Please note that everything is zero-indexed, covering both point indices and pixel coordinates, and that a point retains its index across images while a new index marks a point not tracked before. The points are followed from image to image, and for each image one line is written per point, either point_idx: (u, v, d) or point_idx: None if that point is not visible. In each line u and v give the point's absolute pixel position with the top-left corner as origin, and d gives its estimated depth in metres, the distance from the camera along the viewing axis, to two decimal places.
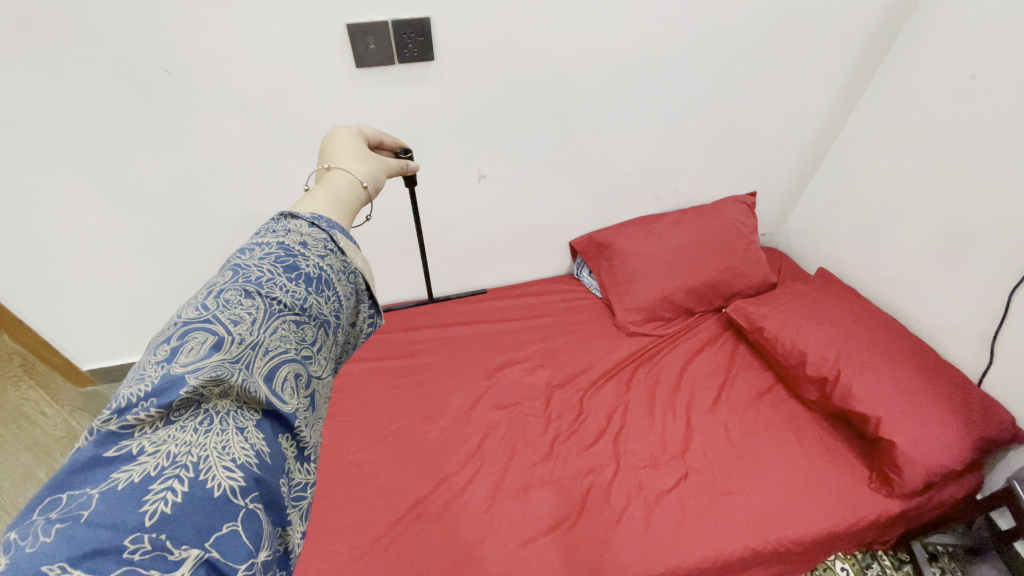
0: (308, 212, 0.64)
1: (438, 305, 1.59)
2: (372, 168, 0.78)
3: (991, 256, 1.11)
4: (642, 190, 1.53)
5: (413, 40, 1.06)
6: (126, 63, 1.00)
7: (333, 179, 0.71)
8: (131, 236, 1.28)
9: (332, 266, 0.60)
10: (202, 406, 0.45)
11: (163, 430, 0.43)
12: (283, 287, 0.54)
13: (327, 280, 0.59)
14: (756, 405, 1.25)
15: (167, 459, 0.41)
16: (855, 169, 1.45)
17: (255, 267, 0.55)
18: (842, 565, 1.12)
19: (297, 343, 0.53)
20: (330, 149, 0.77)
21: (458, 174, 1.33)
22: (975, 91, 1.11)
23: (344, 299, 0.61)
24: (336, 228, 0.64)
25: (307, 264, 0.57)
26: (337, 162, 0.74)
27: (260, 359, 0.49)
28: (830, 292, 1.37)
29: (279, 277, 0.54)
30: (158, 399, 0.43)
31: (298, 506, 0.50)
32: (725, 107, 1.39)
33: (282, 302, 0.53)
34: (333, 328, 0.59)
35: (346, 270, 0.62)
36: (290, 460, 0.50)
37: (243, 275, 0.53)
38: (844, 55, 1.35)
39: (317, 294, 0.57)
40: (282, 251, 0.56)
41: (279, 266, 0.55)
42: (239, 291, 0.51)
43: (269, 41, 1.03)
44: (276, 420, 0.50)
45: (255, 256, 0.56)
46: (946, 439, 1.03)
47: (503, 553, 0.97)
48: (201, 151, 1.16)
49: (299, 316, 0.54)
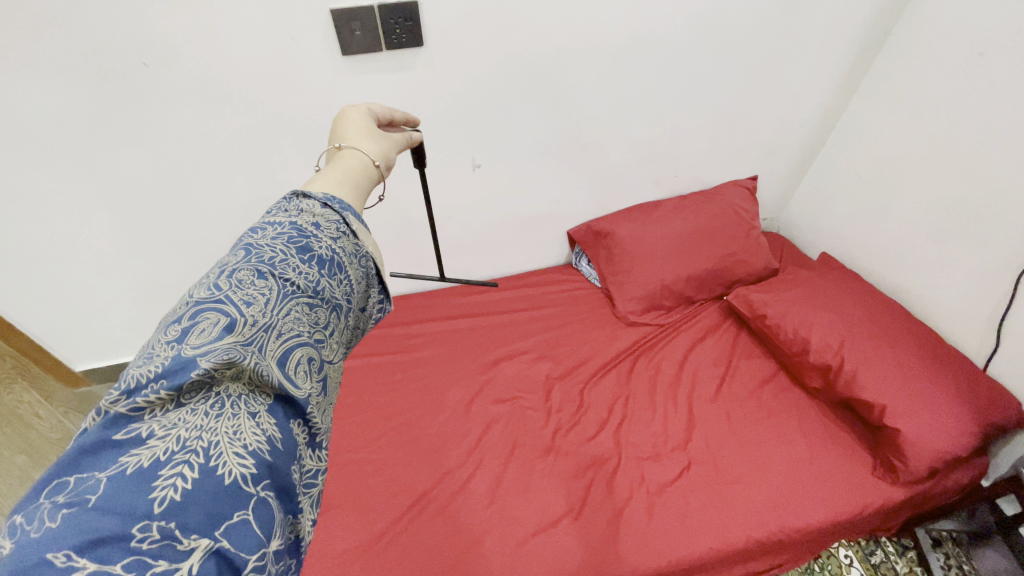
0: (321, 191, 0.63)
1: (435, 297, 1.56)
2: (383, 146, 0.75)
3: (999, 236, 1.10)
4: (641, 177, 1.51)
5: (401, 25, 1.03)
6: (105, 54, 0.97)
7: (344, 160, 0.68)
8: (118, 233, 1.25)
9: (344, 248, 0.57)
10: (213, 389, 0.44)
11: (173, 413, 0.41)
12: (295, 269, 0.52)
13: (339, 263, 0.56)
14: (760, 393, 1.24)
15: (178, 444, 0.39)
16: (857, 152, 1.43)
17: (268, 247, 0.53)
18: (846, 552, 1.14)
19: (310, 326, 0.51)
20: (340, 126, 0.74)
21: (452, 163, 1.31)
22: (982, 70, 1.09)
23: (356, 283, 0.59)
24: (349, 209, 0.62)
25: (320, 245, 0.55)
26: (347, 141, 0.71)
27: (273, 343, 0.47)
28: (834, 279, 1.35)
29: (292, 259, 0.52)
30: (169, 380, 0.41)
31: (308, 493, 0.48)
32: (725, 92, 1.36)
33: (295, 284, 0.51)
34: (345, 311, 0.56)
35: (358, 254, 0.60)
36: (301, 446, 0.48)
37: (256, 256, 0.52)
38: (845, 34, 1.32)
39: (329, 277, 0.55)
40: (294, 231, 0.55)
41: (292, 247, 0.53)
42: (252, 272, 0.50)
43: (253, 28, 1.00)
44: (287, 405, 0.48)
45: (267, 236, 0.54)
46: (951, 424, 1.03)
47: (506, 548, 0.96)
48: (186, 145, 1.13)
49: (312, 299, 0.52)
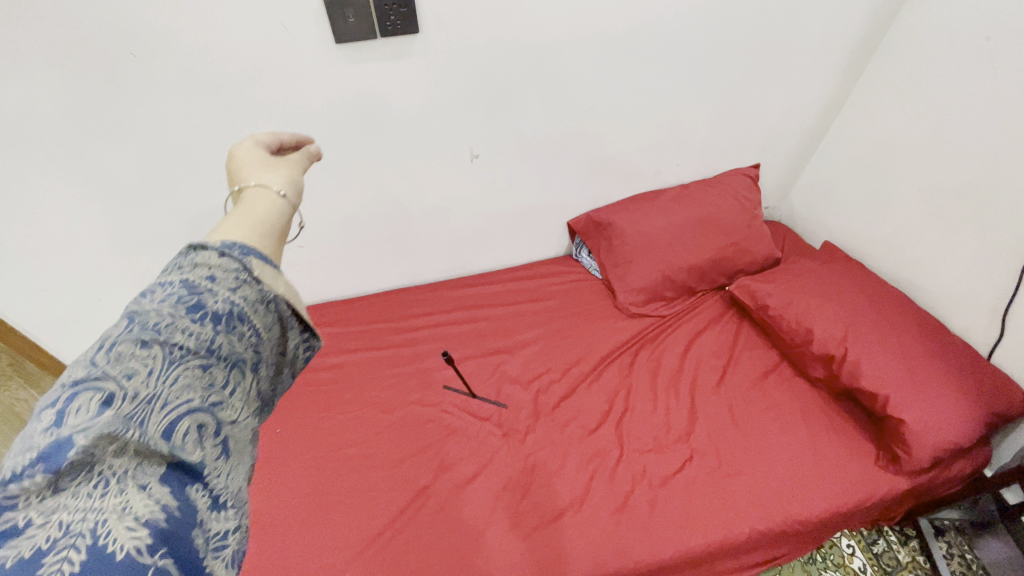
0: (218, 238, 0.50)
1: (432, 291, 1.52)
2: (288, 173, 0.62)
3: (1007, 224, 1.07)
4: (642, 166, 1.47)
5: (395, 12, 1.00)
6: (90, 45, 0.95)
7: (249, 200, 0.56)
8: (108, 228, 1.22)
9: (247, 297, 0.47)
10: (95, 468, 0.37)
11: (53, 500, 0.35)
12: (183, 329, 0.43)
13: (240, 314, 0.47)
14: (761, 384, 1.22)
15: (60, 530, 0.34)
16: (863, 139, 1.40)
17: (150, 310, 0.44)
18: (848, 542, 1.15)
19: (204, 389, 0.43)
20: (233, 169, 0.61)
21: (449, 153, 1.28)
22: (991, 54, 1.07)
23: (266, 331, 0.49)
24: (251, 254, 0.50)
25: (213, 298, 0.45)
26: (248, 180, 0.59)
27: (157, 414, 0.40)
28: (838, 269, 1.33)
29: (180, 320, 0.43)
30: (46, 464, 0.35)
31: (223, 558, 0.41)
32: (727, 78, 1.33)
33: (184, 345, 0.43)
34: (252, 366, 0.48)
35: (265, 299, 0.50)
36: (207, 514, 0.40)
37: (135, 321, 0.43)
38: (851, 16, 1.29)
39: (228, 332, 0.45)
40: (183, 288, 0.45)
41: (179, 305, 0.44)
42: (129, 341, 0.41)
43: (244, 16, 0.97)
44: (185, 472, 0.41)
45: (152, 297, 0.45)
46: (955, 414, 1.02)
47: (508, 541, 0.96)
48: (177, 137, 1.10)
49: (205, 358, 0.44)
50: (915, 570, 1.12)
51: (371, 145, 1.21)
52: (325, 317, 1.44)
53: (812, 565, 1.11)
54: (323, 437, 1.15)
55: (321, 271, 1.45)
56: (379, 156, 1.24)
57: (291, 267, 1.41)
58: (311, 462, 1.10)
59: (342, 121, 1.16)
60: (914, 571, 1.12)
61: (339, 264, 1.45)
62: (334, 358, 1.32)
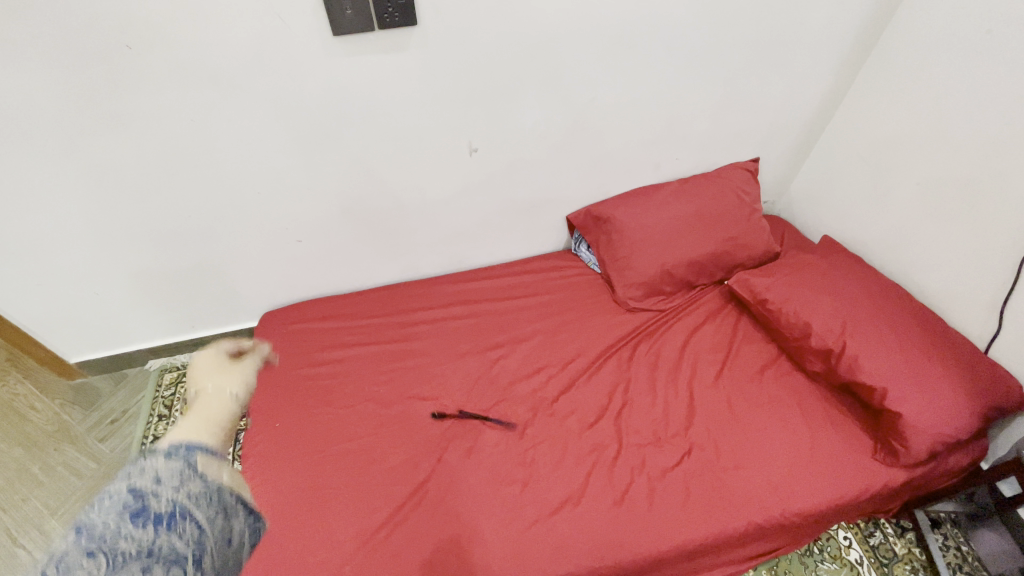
0: (170, 441, 0.60)
1: (430, 285, 1.51)
2: (242, 372, 0.81)
3: (1007, 218, 1.07)
4: (641, 160, 1.46)
5: (393, 3, 1.00)
6: (84, 37, 0.94)
7: (200, 403, 0.70)
8: (104, 223, 1.22)
9: (190, 492, 0.54)
10: None
11: None
12: (129, 535, 0.49)
13: (183, 512, 0.52)
14: (760, 378, 1.23)
15: None
16: (863, 132, 1.39)
17: (96, 521, 0.49)
18: (845, 534, 1.16)
19: None
20: (193, 375, 0.80)
21: (448, 147, 1.27)
22: (991, 47, 1.06)
23: (212, 527, 0.53)
24: (196, 450, 0.59)
25: (157, 501, 0.52)
26: (201, 384, 0.76)
27: None
28: (838, 263, 1.32)
29: (125, 527, 0.49)
30: None
31: None
32: (727, 71, 1.33)
33: (127, 549, 0.47)
34: (196, 567, 0.50)
35: (210, 493, 0.55)
36: None
37: (81, 532, 0.48)
38: (852, 9, 1.28)
39: (169, 534, 0.50)
40: (130, 493, 0.51)
41: (124, 513, 0.50)
42: (80, 553, 0.46)
43: (240, 8, 0.96)
44: None
45: (98, 508, 0.51)
46: (951, 408, 1.03)
47: (508, 535, 0.98)
48: (174, 131, 1.10)
49: (146, 559, 0.47)
50: (911, 562, 1.13)
51: (370, 139, 1.21)
52: (323, 312, 1.43)
53: (809, 557, 1.12)
54: (324, 431, 1.16)
55: (320, 266, 1.44)
56: (378, 149, 1.23)
57: (290, 262, 1.41)
58: (312, 457, 1.11)
59: (340, 115, 1.15)
60: (910, 563, 1.13)
61: (338, 258, 1.44)
62: (332, 352, 1.32)
